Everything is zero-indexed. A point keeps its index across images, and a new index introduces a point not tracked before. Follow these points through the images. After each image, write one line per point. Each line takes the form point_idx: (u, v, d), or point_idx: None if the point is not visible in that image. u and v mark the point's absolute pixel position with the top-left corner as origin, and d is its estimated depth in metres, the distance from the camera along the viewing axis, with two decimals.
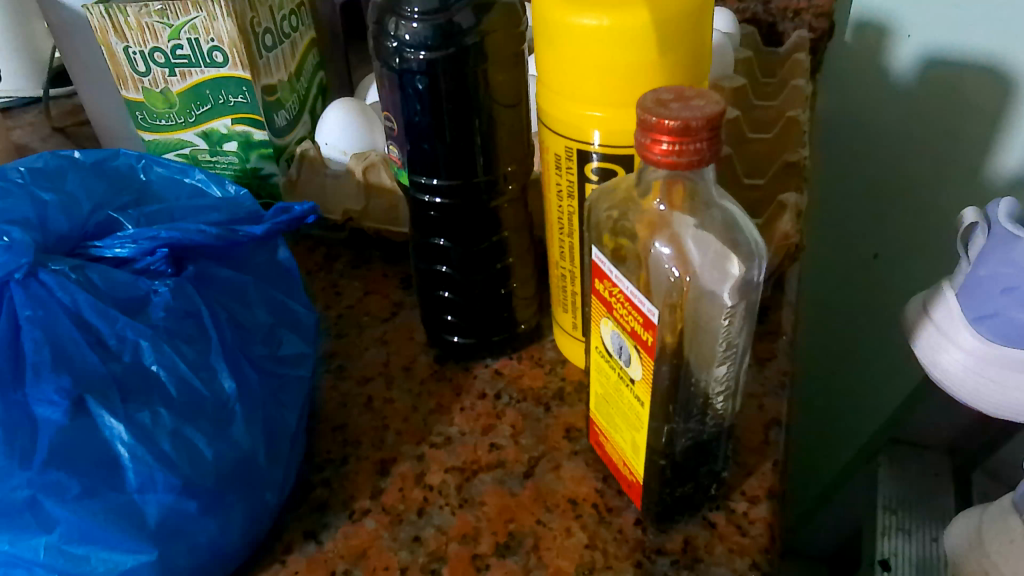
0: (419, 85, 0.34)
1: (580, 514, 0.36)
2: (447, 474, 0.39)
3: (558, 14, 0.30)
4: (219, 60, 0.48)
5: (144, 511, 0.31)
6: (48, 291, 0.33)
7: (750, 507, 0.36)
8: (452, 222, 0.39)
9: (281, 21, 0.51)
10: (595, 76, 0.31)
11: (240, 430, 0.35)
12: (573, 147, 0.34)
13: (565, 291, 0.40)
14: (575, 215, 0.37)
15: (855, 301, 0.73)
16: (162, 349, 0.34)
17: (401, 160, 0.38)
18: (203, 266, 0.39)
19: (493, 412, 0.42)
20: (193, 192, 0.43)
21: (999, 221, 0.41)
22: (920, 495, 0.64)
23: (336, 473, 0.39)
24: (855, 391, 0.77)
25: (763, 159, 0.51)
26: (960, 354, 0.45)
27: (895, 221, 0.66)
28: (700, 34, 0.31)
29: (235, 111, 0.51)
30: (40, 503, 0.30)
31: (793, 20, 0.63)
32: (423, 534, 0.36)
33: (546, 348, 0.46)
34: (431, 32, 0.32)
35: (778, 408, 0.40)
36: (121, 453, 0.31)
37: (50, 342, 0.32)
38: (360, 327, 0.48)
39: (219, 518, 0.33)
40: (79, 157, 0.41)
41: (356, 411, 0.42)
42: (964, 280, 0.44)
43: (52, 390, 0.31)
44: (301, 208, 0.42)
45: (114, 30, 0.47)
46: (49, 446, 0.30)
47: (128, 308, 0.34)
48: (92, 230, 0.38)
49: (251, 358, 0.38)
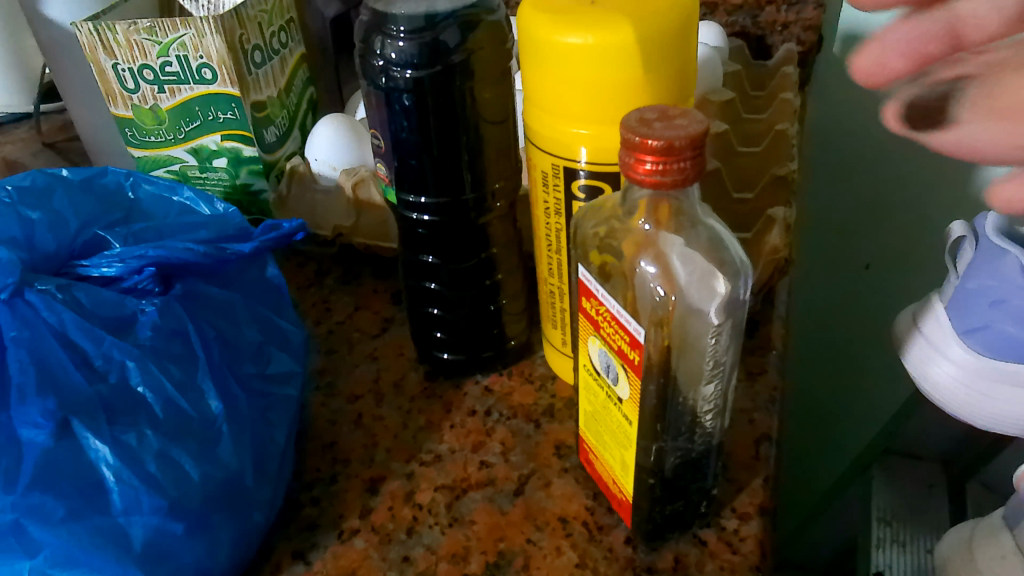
0: (406, 102, 0.34)
1: (571, 533, 0.36)
2: (437, 492, 0.38)
3: (544, 33, 0.31)
4: (208, 77, 0.48)
5: (130, 534, 0.31)
6: (35, 310, 0.33)
7: (741, 524, 0.36)
8: (441, 239, 0.39)
9: (270, 38, 0.51)
10: (581, 93, 0.31)
11: (227, 450, 0.34)
12: (560, 165, 0.34)
13: (554, 307, 0.40)
14: (563, 232, 0.37)
15: (848, 309, 0.73)
16: (148, 369, 0.34)
17: (388, 178, 0.38)
18: (191, 284, 0.39)
19: (482, 429, 0.42)
20: (181, 210, 0.43)
21: (986, 234, 0.42)
22: (915, 504, 0.64)
23: (325, 491, 0.39)
24: (847, 400, 0.76)
25: (752, 171, 0.52)
26: (950, 367, 0.45)
27: (888, 232, 0.66)
28: (685, 51, 0.31)
29: (224, 128, 0.51)
30: (24, 528, 0.29)
31: (781, 33, 0.63)
32: (413, 553, 0.36)
33: (536, 364, 0.46)
34: (417, 50, 0.33)
35: (769, 423, 0.40)
36: (106, 475, 0.31)
37: (34, 363, 0.32)
38: (350, 343, 0.48)
39: (206, 540, 0.32)
40: (66, 175, 0.41)
41: (346, 428, 0.42)
42: (953, 293, 0.45)
43: (37, 412, 0.31)
44: (289, 225, 0.42)
45: (103, 47, 0.47)
46: (32, 469, 0.30)
47: (116, 327, 0.35)
48: (79, 249, 0.38)
49: (239, 377, 0.38)
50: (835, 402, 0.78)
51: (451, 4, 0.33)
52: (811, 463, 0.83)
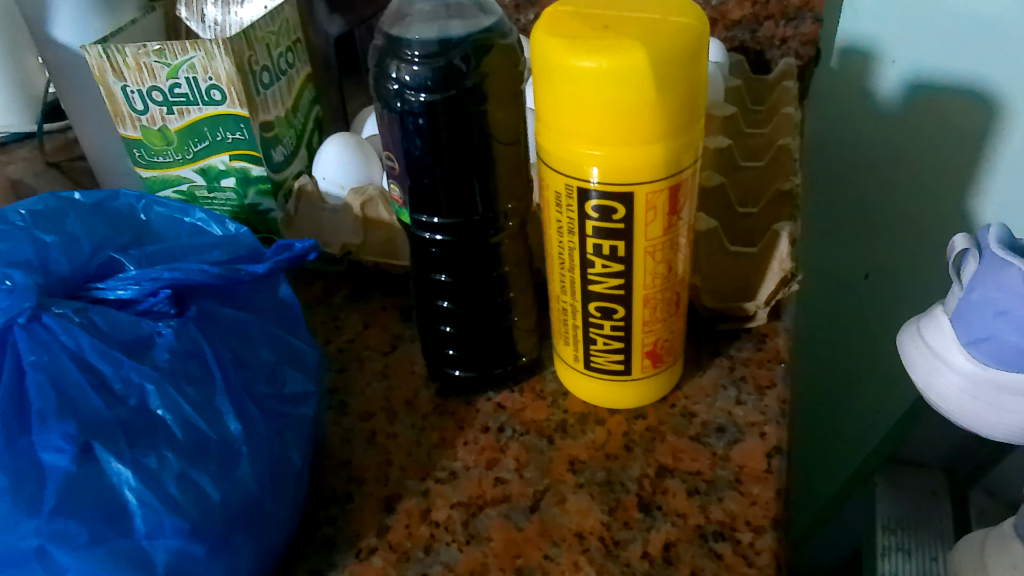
0: (420, 124, 0.34)
1: (587, 548, 0.36)
2: (453, 509, 0.39)
3: (559, 57, 0.31)
4: (217, 98, 0.48)
5: (152, 556, 0.31)
6: (52, 334, 0.33)
7: (756, 537, 0.36)
8: (453, 258, 0.40)
9: (278, 58, 0.52)
10: (594, 116, 0.31)
11: (246, 471, 0.35)
12: (573, 185, 0.34)
13: (566, 324, 0.41)
14: (576, 250, 0.37)
15: (857, 335, 0.74)
16: (167, 391, 0.34)
17: (402, 199, 0.38)
18: (205, 305, 0.39)
19: (496, 445, 0.42)
20: (193, 231, 0.43)
21: (989, 247, 0.39)
22: (918, 512, 0.62)
23: (341, 510, 0.39)
24: (863, 401, 0.77)
25: (731, 281, 0.47)
26: (954, 377, 0.41)
27: (886, 242, 0.68)
28: (697, 73, 0.31)
29: (233, 148, 0.51)
30: (48, 551, 0.30)
31: (780, 48, 0.61)
32: (431, 571, 0.36)
33: (547, 379, 0.46)
34: (431, 73, 0.33)
35: (780, 436, 0.41)
36: (128, 498, 0.31)
37: (54, 388, 0.32)
38: (360, 361, 0.49)
39: (226, 560, 0.33)
40: (78, 198, 0.41)
41: (359, 447, 0.42)
42: (957, 305, 0.41)
43: (58, 436, 0.31)
44: (301, 245, 0.43)
45: (112, 70, 0.47)
46: (55, 494, 0.30)
47: (133, 349, 0.35)
48: (93, 271, 0.38)
49: (255, 397, 0.38)
50: (849, 397, 0.78)
51: (464, 29, 0.34)
52: (819, 472, 0.84)
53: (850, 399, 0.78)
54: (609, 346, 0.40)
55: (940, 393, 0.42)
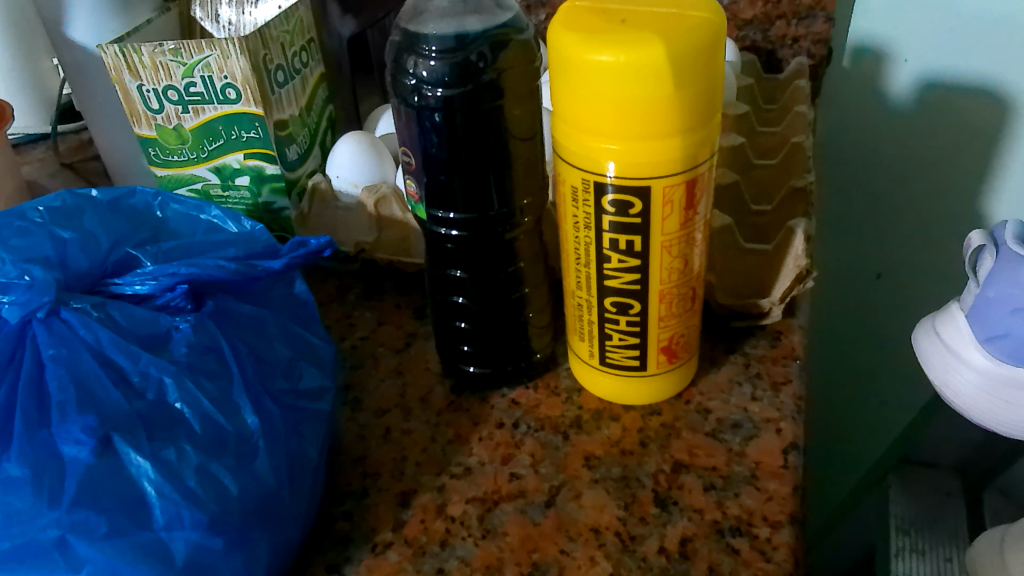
0: (437, 119, 0.35)
1: (603, 543, 0.36)
2: (469, 504, 0.39)
3: (576, 52, 0.31)
4: (232, 96, 0.49)
5: (171, 548, 0.31)
6: (71, 328, 0.34)
7: (773, 532, 0.36)
8: (469, 254, 0.40)
9: (292, 57, 0.52)
10: (611, 110, 0.31)
11: (264, 464, 0.35)
12: (589, 180, 0.34)
13: (581, 320, 0.41)
14: (592, 245, 0.37)
15: (870, 334, 0.74)
16: (185, 385, 0.34)
17: (418, 195, 0.38)
18: (222, 301, 0.39)
19: (511, 441, 0.42)
20: (209, 228, 0.44)
21: (1004, 243, 0.39)
22: (933, 511, 0.62)
23: (357, 505, 0.39)
24: (876, 400, 0.77)
25: (746, 279, 0.47)
26: (969, 375, 0.41)
27: (899, 241, 0.68)
28: (713, 67, 0.31)
29: (248, 146, 0.51)
30: (69, 543, 0.30)
31: (791, 47, 0.61)
32: (447, 566, 0.36)
33: (561, 376, 0.46)
34: (448, 69, 0.33)
35: (796, 432, 0.41)
36: (147, 490, 0.31)
37: (74, 381, 0.33)
38: (375, 358, 0.49)
39: (244, 554, 0.33)
40: (96, 195, 0.41)
41: (374, 443, 0.43)
42: (973, 302, 0.41)
43: (78, 428, 0.31)
44: (317, 241, 0.43)
45: (129, 69, 0.48)
46: (75, 486, 0.30)
47: (151, 344, 0.35)
48: (111, 267, 0.38)
49: (273, 392, 0.38)
50: (863, 395, 0.78)
51: (481, 25, 0.34)
52: (833, 469, 0.84)
53: (864, 397, 0.78)
54: (625, 342, 0.40)
55: (955, 391, 0.42)
